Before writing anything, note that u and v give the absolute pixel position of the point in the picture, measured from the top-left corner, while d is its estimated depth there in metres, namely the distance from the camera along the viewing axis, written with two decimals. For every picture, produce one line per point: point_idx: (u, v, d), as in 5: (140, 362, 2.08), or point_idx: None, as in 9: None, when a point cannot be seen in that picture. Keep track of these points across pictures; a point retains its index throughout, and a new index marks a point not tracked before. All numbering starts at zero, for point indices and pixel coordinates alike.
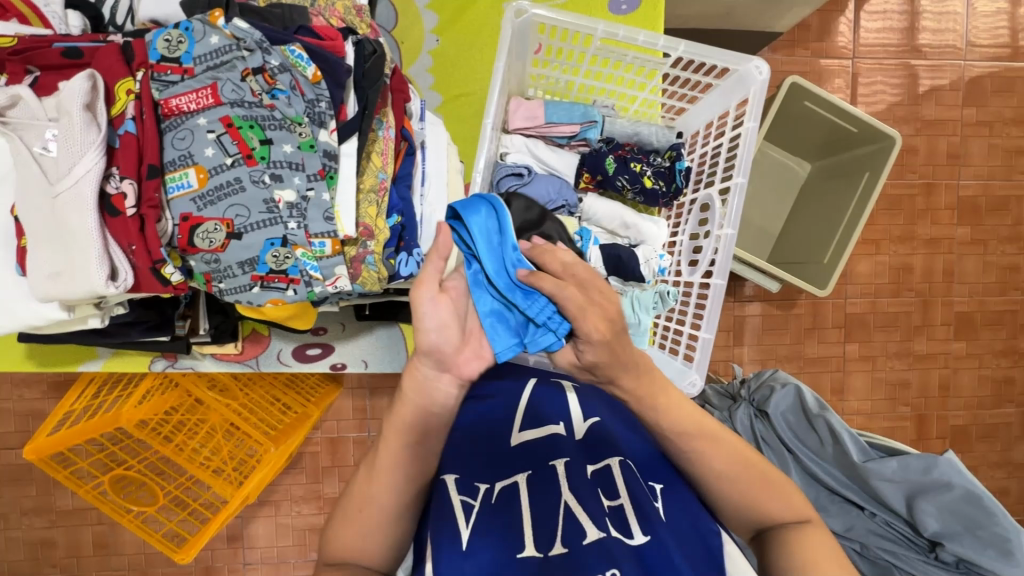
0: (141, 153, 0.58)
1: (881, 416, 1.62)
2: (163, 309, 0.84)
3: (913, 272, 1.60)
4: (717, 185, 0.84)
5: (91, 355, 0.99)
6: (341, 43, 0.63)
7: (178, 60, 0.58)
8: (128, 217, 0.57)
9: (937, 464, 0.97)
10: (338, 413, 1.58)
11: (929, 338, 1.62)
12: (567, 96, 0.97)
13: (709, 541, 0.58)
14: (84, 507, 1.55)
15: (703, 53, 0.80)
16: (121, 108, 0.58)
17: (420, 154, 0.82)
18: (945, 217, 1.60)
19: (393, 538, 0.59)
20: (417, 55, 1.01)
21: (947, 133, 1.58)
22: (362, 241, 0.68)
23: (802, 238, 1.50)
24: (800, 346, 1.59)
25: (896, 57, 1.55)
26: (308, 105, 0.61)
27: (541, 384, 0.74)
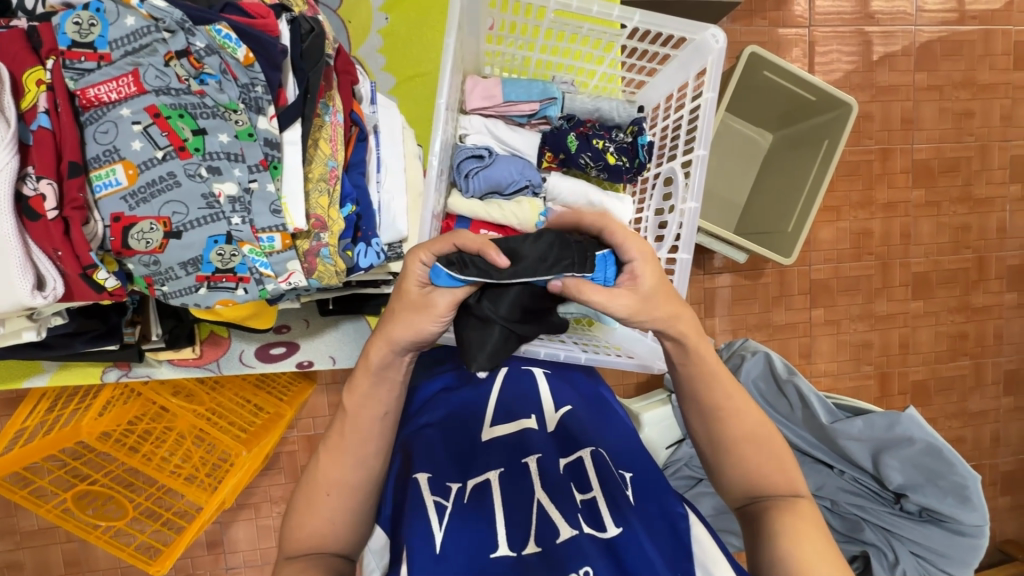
0: (60, 150, 0.53)
1: (847, 376, 1.67)
2: (108, 316, 0.79)
3: (872, 236, 1.65)
4: (679, 159, 0.83)
5: (37, 369, 0.93)
6: (274, 21, 0.58)
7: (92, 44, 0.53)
8: (49, 220, 0.53)
9: (900, 421, 0.99)
10: (313, 410, 1.53)
11: (889, 299, 1.67)
12: (525, 73, 0.94)
13: (676, 525, 0.62)
14: (50, 526, 1.48)
15: (659, 23, 0.78)
16: (31, 100, 0.52)
17: (373, 139, 0.78)
18: (901, 181, 1.64)
19: (351, 523, 0.62)
20: (366, 36, 0.97)
21: (900, 99, 1.61)
22: (315, 233, 0.65)
23: (767, 207, 1.52)
24: (768, 314, 1.62)
25: (851, 24, 1.57)
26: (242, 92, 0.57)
27: (512, 376, 0.77)
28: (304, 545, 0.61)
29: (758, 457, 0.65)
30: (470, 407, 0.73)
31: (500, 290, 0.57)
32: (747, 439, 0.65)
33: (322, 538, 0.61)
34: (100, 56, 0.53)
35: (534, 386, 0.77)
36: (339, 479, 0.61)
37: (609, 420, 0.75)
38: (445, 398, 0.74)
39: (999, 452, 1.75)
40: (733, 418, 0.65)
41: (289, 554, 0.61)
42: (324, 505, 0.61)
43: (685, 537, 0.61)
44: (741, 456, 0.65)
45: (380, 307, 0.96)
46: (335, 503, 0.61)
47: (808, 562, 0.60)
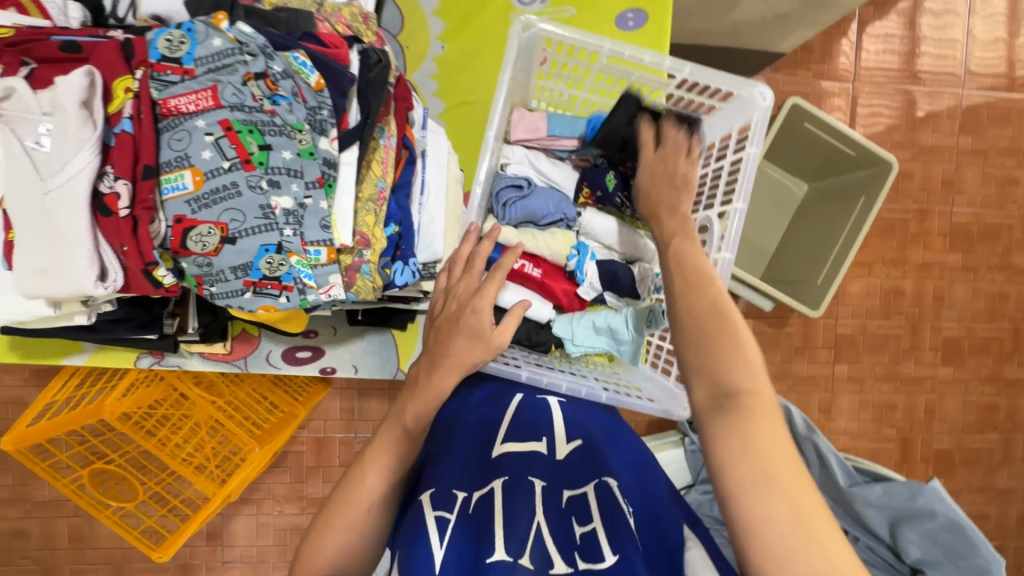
0: (138, 153, 0.57)
1: (867, 437, 1.63)
2: (151, 307, 0.82)
3: (903, 295, 1.62)
4: (716, 208, 0.83)
5: (76, 349, 0.97)
6: (346, 51, 0.63)
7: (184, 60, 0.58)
8: (120, 217, 0.56)
9: (923, 492, 1.00)
10: (325, 413, 1.56)
11: (917, 362, 1.63)
12: (570, 109, 0.97)
13: (674, 555, 0.59)
14: (60, 499, 1.52)
15: (708, 76, 0.79)
16: (117, 106, 0.57)
17: (420, 162, 0.81)
18: (937, 243, 1.61)
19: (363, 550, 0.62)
20: (421, 61, 1.01)
21: (942, 160, 1.60)
22: (358, 249, 0.67)
23: (797, 258, 1.51)
24: (790, 365, 1.60)
25: (895, 82, 1.57)
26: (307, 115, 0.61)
27: (528, 400, 0.78)
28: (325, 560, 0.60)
29: None
30: (487, 426, 0.74)
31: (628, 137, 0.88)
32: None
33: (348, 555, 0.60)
34: (185, 71, 0.58)
35: (549, 412, 0.77)
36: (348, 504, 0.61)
37: (621, 451, 0.73)
38: (464, 421, 0.76)
39: None
40: None
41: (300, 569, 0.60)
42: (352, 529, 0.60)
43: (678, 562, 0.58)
44: None
45: (406, 321, 0.98)
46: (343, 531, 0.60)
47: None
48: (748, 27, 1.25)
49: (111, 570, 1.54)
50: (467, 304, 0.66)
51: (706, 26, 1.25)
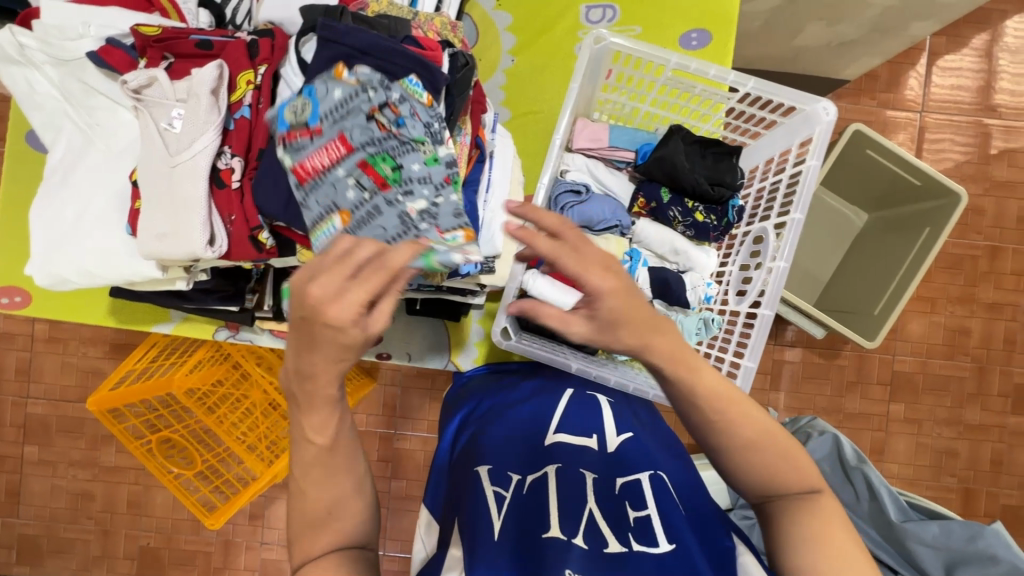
0: (251, 135, 0.67)
1: (923, 484, 1.54)
2: (238, 281, 0.91)
3: (970, 335, 1.54)
4: (773, 219, 0.85)
5: (164, 318, 1.07)
6: (441, 54, 0.68)
7: (303, 63, 0.67)
8: (232, 189, 0.66)
9: (983, 534, 0.98)
10: (369, 407, 1.61)
11: (983, 407, 1.54)
12: (631, 122, 1.02)
13: (721, 543, 0.63)
14: (125, 466, 1.64)
15: (771, 91, 0.82)
16: (239, 96, 0.66)
17: (489, 163, 0.87)
18: (1009, 283, 1.54)
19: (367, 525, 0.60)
20: (492, 72, 1.08)
21: (1017, 196, 1.53)
22: None
23: (853, 287, 1.48)
24: (841, 399, 1.54)
25: (968, 115, 1.53)
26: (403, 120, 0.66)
27: (578, 397, 0.81)
28: (329, 540, 0.56)
29: None
30: (536, 418, 0.78)
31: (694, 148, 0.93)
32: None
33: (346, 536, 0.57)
34: (312, 130, 0.64)
35: (598, 408, 0.80)
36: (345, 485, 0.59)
37: (671, 452, 0.77)
38: (518, 408, 0.80)
39: None
40: None
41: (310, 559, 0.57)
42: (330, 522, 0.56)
43: (731, 563, 0.61)
44: None
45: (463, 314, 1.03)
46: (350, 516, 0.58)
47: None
48: (811, 53, 1.26)
49: (162, 538, 1.64)
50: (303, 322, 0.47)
51: (770, 50, 1.27)
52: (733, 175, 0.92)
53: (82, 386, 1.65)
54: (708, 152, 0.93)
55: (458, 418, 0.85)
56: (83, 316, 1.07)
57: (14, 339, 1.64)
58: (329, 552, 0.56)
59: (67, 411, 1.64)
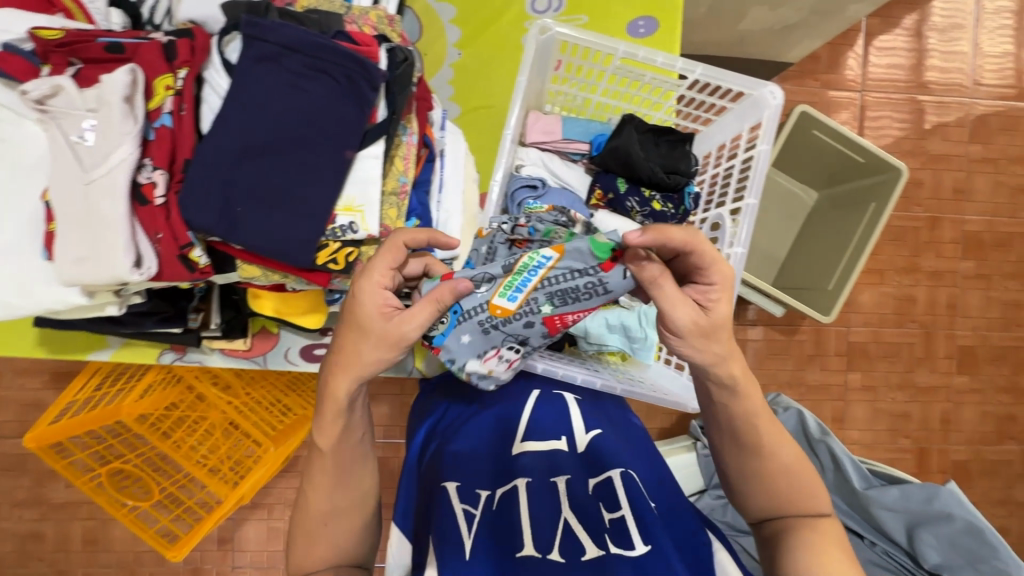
0: (175, 145, 0.61)
1: (881, 447, 1.61)
2: (177, 301, 0.86)
3: (916, 303, 1.61)
4: (728, 206, 0.86)
5: (102, 344, 1.00)
6: (377, 49, 0.66)
7: (227, 63, 0.63)
8: (156, 206, 0.60)
9: (939, 495, 1.02)
10: None
11: (931, 370, 1.62)
12: (583, 113, 1.01)
13: (699, 552, 0.62)
14: (76, 501, 1.54)
15: (719, 77, 0.81)
16: (159, 102, 0.61)
17: (439, 161, 0.84)
18: (949, 250, 1.61)
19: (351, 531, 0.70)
20: (439, 67, 1.05)
21: (952, 168, 1.60)
22: (381, 241, 0.70)
23: (807, 263, 1.52)
24: (802, 372, 1.59)
25: (904, 92, 1.59)
26: (341, 122, 0.63)
27: (544, 401, 0.80)
28: (321, 554, 0.68)
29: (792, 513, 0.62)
30: (503, 426, 0.76)
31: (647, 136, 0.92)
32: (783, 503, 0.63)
33: (334, 554, 0.68)
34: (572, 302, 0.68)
35: (566, 409, 0.79)
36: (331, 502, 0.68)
37: (640, 448, 0.76)
38: (484, 419, 0.78)
39: None
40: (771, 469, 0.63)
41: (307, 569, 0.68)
42: (325, 533, 0.67)
43: (708, 562, 0.61)
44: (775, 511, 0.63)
45: None
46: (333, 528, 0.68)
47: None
48: (756, 37, 1.28)
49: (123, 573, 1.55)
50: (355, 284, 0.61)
51: (716, 35, 1.27)
52: (687, 162, 0.91)
53: (20, 421, 1.53)
54: (663, 138, 0.92)
55: (421, 433, 0.81)
56: (11, 348, 0.99)
57: None
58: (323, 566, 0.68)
59: (5, 449, 1.52)
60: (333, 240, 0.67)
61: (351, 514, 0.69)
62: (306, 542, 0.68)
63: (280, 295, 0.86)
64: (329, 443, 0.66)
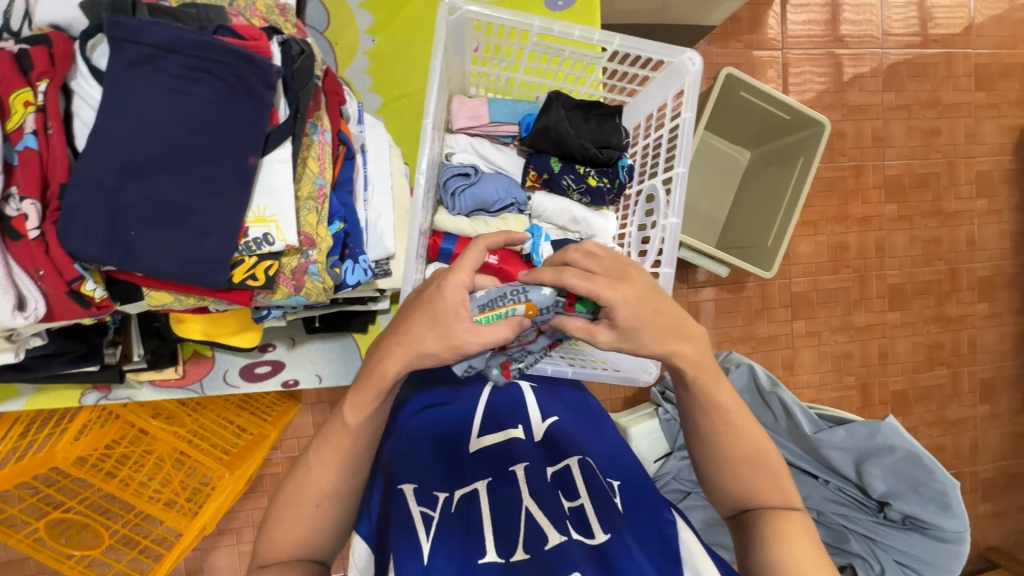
0: (45, 170, 0.55)
1: (829, 387, 1.71)
2: (88, 336, 0.78)
3: (849, 249, 1.69)
4: (660, 175, 0.85)
5: (12, 393, 0.91)
6: (267, 43, 0.60)
7: (96, 70, 0.56)
8: (30, 240, 0.54)
9: (881, 430, 1.06)
10: (297, 430, 1.51)
11: (867, 310, 1.72)
12: (510, 94, 0.97)
13: (665, 531, 0.62)
14: (19, 558, 1.41)
15: (637, 46, 0.80)
16: (18, 121, 0.54)
17: (361, 158, 0.80)
18: (874, 196, 1.70)
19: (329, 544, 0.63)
20: (353, 57, 0.98)
21: (870, 117, 1.68)
22: (304, 250, 0.66)
23: (747, 222, 1.56)
24: (752, 327, 1.65)
25: (822, 47, 1.64)
26: (236, 128, 0.59)
27: (498, 389, 0.77)
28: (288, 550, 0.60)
29: (753, 476, 0.63)
30: (456, 421, 0.73)
31: (576, 114, 0.89)
32: (748, 461, 0.63)
33: (308, 548, 0.60)
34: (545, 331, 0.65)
35: (521, 397, 0.77)
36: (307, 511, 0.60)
37: (594, 429, 0.76)
38: (428, 412, 0.73)
39: (978, 459, 1.79)
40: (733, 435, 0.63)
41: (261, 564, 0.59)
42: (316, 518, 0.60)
43: (673, 544, 0.61)
44: (737, 476, 0.63)
45: (367, 323, 0.96)
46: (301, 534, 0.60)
47: (791, 533, 0.61)
48: (678, 2, 1.27)
49: None
50: (433, 283, 0.56)
51: (637, 3, 1.26)
52: (618, 135, 0.89)
53: None
54: (591, 111, 0.90)
55: None
56: None
57: None
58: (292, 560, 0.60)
59: None
60: (249, 255, 0.62)
61: (352, 500, 0.62)
62: (290, 521, 0.60)
63: (208, 317, 0.79)
64: (371, 428, 0.57)
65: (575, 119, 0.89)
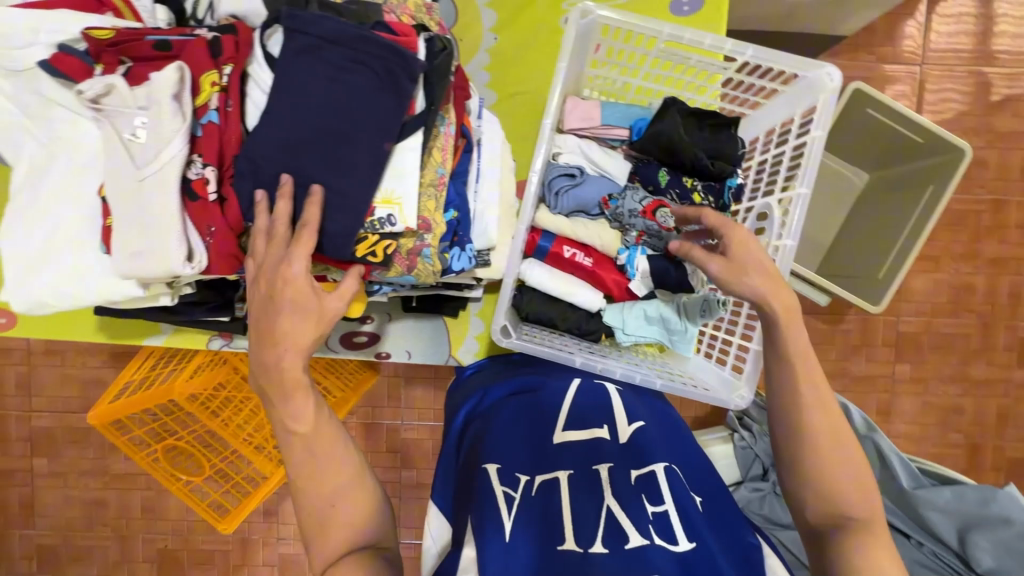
0: (222, 143, 0.64)
1: (930, 442, 1.54)
2: (223, 291, 0.87)
3: (975, 292, 1.51)
4: (776, 194, 0.81)
5: (155, 330, 1.05)
6: (414, 39, 0.66)
7: (270, 57, 0.64)
8: (208, 201, 0.64)
9: (997, 498, 0.99)
10: (373, 399, 1.60)
11: (988, 363, 1.53)
12: (623, 97, 0.97)
13: (750, 554, 0.60)
14: (135, 472, 1.63)
15: (771, 59, 0.77)
16: (205, 99, 0.63)
17: (477, 152, 0.83)
18: (1015, 236, 1.50)
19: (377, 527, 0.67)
20: (473, 52, 1.03)
21: (1022, 146, 1.48)
22: (420, 234, 0.71)
23: (856, 250, 1.44)
24: (847, 363, 1.53)
25: (970, 64, 1.47)
26: (379, 118, 0.64)
27: (585, 386, 0.79)
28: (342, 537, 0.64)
29: None
30: (537, 411, 0.75)
31: (691, 122, 0.87)
32: None
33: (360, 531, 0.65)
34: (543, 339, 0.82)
35: (607, 399, 0.77)
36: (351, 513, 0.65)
37: (679, 443, 0.74)
38: (518, 399, 0.77)
39: None
40: None
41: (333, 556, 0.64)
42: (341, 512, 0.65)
43: (757, 561, 0.60)
44: None
45: (458, 309, 1.00)
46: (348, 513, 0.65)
47: None
48: (808, 10, 1.19)
49: (179, 540, 1.64)
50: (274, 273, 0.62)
51: (761, 11, 1.20)
52: (733, 146, 0.86)
53: (84, 397, 1.63)
54: (707, 119, 0.87)
55: (468, 405, 0.83)
56: (75, 332, 1.05)
57: (10, 354, 1.61)
58: (343, 557, 0.63)
59: (71, 422, 1.62)
60: (372, 233, 0.68)
61: None
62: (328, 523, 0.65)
63: None
64: None
65: (690, 127, 0.87)
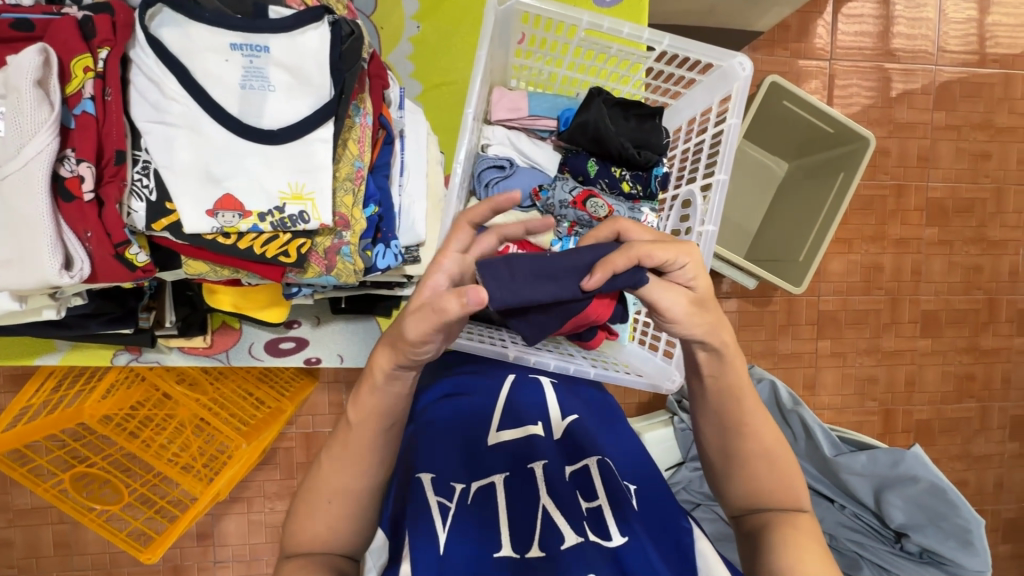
0: (98, 134, 0.58)
1: (850, 411, 1.66)
2: (125, 300, 0.80)
3: (883, 270, 1.64)
4: (699, 181, 0.83)
5: (50, 348, 0.94)
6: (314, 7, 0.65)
7: (152, 39, 0.59)
8: (84, 201, 0.57)
9: (904, 458, 1.04)
10: (313, 408, 1.52)
11: (896, 335, 1.66)
12: (550, 88, 0.96)
13: (681, 539, 0.62)
14: (43, 506, 1.47)
15: (685, 48, 0.79)
16: (77, 86, 0.57)
17: (398, 144, 0.80)
18: (914, 218, 1.64)
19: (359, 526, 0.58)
20: (396, 42, 0.99)
21: (917, 136, 1.62)
22: (338, 231, 0.67)
23: (778, 235, 1.52)
24: (775, 342, 1.62)
25: (872, 60, 1.58)
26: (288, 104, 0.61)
27: (518, 381, 0.77)
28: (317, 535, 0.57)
29: (766, 477, 0.61)
30: (466, 414, 0.72)
31: (617, 112, 0.88)
32: (762, 455, 0.61)
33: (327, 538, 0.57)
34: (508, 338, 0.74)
35: (540, 393, 0.76)
36: (343, 482, 0.57)
37: (611, 426, 0.75)
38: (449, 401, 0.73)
39: (1002, 498, 1.72)
40: (755, 437, 0.61)
41: (289, 553, 0.57)
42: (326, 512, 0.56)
43: (690, 554, 0.61)
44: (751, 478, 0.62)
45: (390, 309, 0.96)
46: (336, 510, 0.57)
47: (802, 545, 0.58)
48: (726, 6, 1.24)
49: None
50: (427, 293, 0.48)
51: (683, 6, 1.23)
52: (658, 137, 0.87)
53: None
54: (633, 110, 0.88)
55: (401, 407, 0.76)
56: None
57: None
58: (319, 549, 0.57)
59: None
60: (284, 231, 0.64)
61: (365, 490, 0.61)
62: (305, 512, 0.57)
63: (239, 290, 0.80)
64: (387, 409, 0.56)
65: (616, 117, 0.87)
